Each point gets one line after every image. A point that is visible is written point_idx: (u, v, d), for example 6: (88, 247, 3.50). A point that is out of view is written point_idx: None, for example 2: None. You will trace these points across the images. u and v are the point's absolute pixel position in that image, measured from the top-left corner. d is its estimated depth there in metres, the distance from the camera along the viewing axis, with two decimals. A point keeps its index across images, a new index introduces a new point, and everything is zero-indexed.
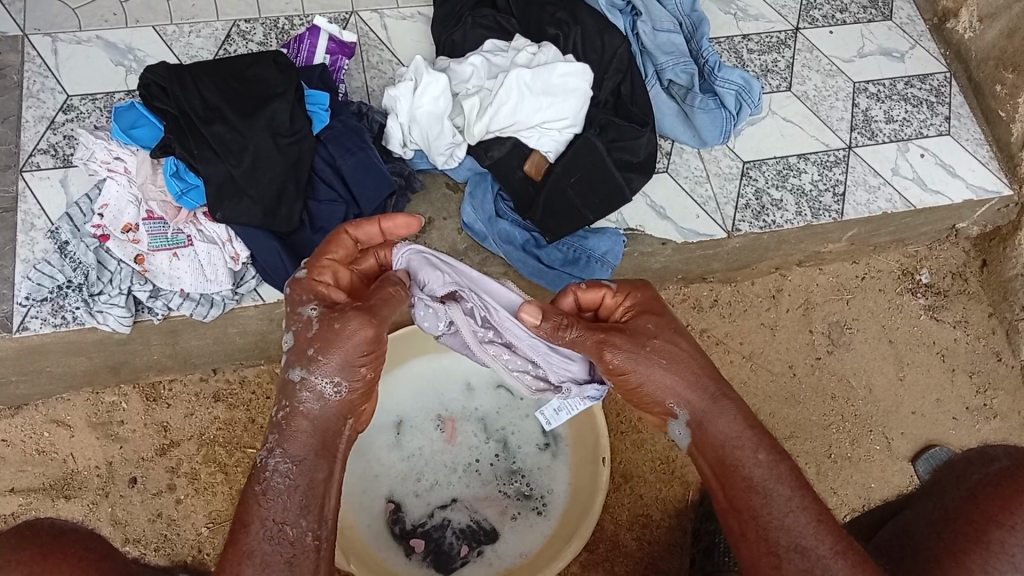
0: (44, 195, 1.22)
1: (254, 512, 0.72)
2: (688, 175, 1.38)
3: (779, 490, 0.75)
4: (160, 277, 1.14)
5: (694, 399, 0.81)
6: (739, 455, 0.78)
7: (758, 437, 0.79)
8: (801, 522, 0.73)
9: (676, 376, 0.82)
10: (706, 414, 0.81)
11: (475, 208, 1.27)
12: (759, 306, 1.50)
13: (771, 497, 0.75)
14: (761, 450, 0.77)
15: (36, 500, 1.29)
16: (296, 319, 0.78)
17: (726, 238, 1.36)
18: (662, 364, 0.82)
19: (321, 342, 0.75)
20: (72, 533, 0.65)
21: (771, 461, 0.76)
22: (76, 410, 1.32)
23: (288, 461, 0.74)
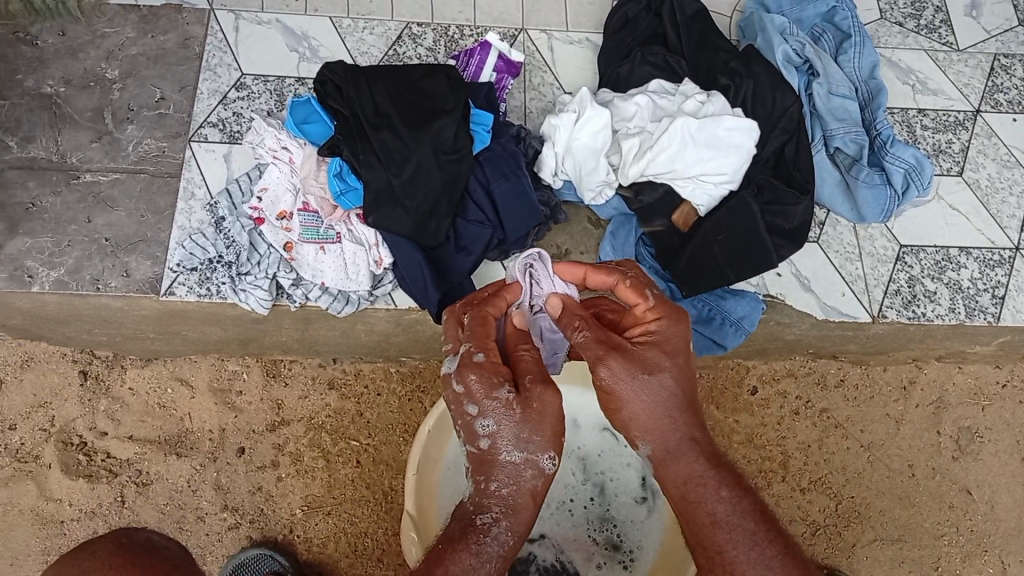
0: (207, 168, 1.27)
1: (461, 565, 0.76)
2: (840, 250, 1.32)
3: (742, 526, 0.77)
4: (304, 267, 1.16)
5: (666, 432, 0.81)
6: (704, 491, 0.79)
7: (721, 475, 0.79)
8: (764, 556, 0.75)
9: (660, 406, 0.80)
10: (673, 446, 0.81)
11: (615, 248, 1.25)
12: (887, 396, 1.47)
13: (735, 535, 0.76)
14: (726, 486, 0.78)
15: (150, 452, 1.35)
16: (492, 407, 0.81)
17: (870, 323, 1.29)
18: (651, 390, 0.80)
19: (533, 426, 0.81)
20: (164, 551, 0.65)
21: (734, 496, 0.78)
22: (201, 372, 1.38)
23: (504, 530, 0.79)
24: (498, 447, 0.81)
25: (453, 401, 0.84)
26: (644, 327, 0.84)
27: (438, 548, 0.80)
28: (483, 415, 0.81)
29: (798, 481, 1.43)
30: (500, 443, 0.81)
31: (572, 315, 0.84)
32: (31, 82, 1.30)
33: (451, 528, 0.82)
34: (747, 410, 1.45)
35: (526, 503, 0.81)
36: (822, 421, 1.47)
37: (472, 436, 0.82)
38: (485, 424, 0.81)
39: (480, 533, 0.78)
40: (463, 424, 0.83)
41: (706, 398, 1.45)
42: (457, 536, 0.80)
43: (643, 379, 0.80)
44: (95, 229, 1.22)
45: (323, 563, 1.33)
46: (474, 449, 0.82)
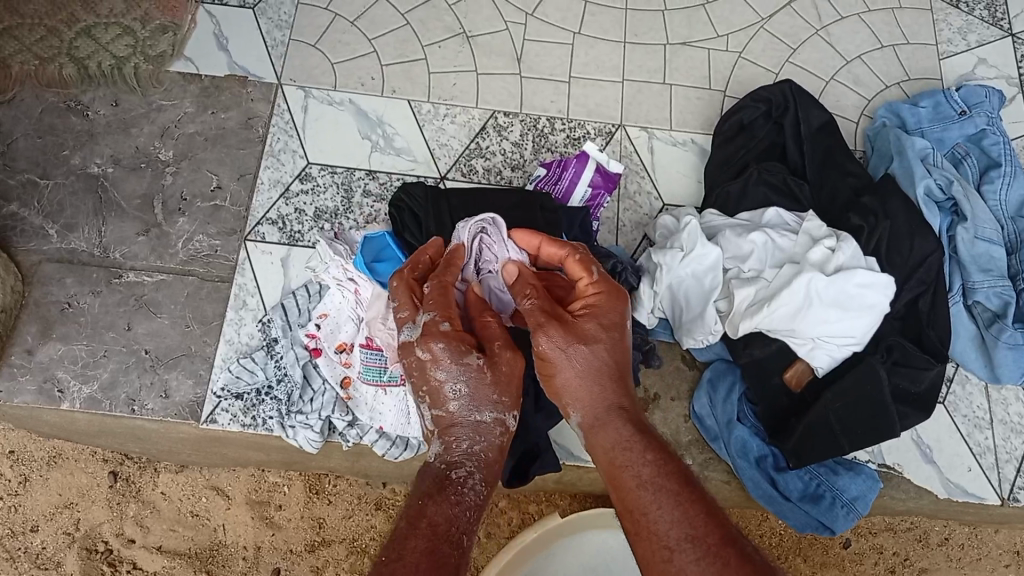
0: (262, 273, 1.16)
1: (437, 512, 0.76)
2: (967, 415, 1.16)
3: (665, 487, 0.74)
4: (361, 408, 1.03)
5: (597, 399, 0.82)
6: (630, 457, 0.78)
7: (647, 441, 0.79)
8: (685, 516, 0.72)
9: (592, 372, 0.82)
10: (603, 413, 0.82)
11: (713, 399, 1.10)
12: (998, 561, 1.33)
13: (659, 496, 0.74)
14: (649, 451, 0.78)
15: (179, 566, 1.24)
16: (461, 365, 0.83)
17: (999, 505, 1.13)
18: (586, 355, 0.82)
19: (503, 388, 0.83)
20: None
21: (657, 460, 0.77)
22: (239, 482, 1.27)
23: (479, 484, 0.81)
24: (467, 409, 0.83)
25: (417, 370, 0.85)
26: (581, 301, 0.87)
27: (409, 503, 0.79)
28: (451, 373, 0.83)
29: None
30: (467, 403, 0.83)
31: (526, 281, 0.88)
32: (77, 159, 1.19)
33: (419, 486, 0.82)
34: (836, 565, 1.31)
35: (497, 456, 0.83)
36: None
37: (439, 401, 0.83)
38: (457, 388, 0.83)
39: (454, 485, 0.79)
40: (430, 389, 0.84)
41: (794, 549, 1.29)
42: (435, 491, 0.79)
43: (579, 345, 0.82)
44: (134, 338, 1.11)
45: None
46: (440, 412, 0.83)
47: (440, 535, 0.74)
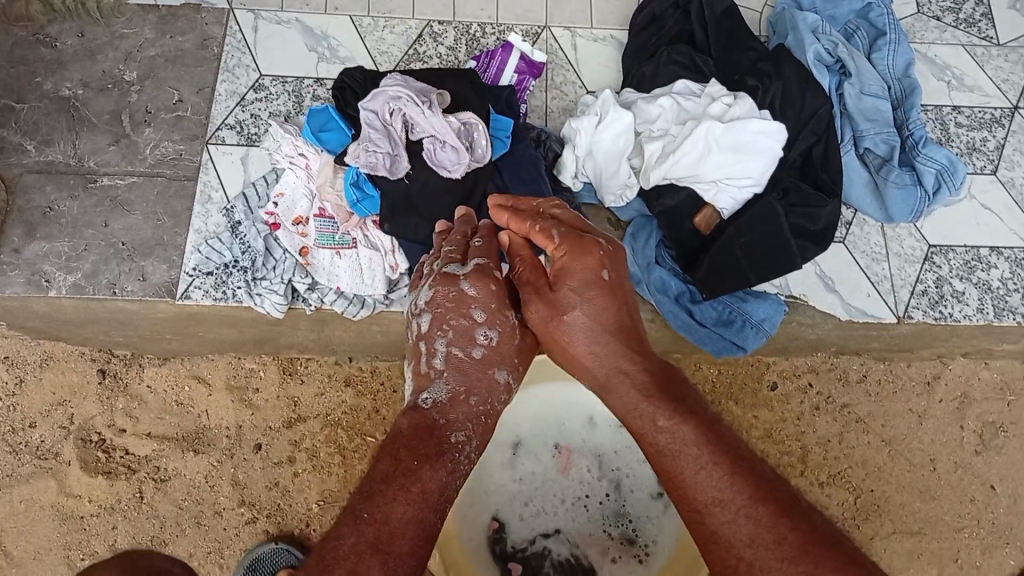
0: (225, 170, 1.25)
1: (431, 475, 0.68)
2: (866, 250, 1.29)
3: (687, 448, 0.66)
4: (320, 272, 1.15)
5: (600, 364, 0.76)
6: (643, 419, 0.71)
7: (660, 400, 0.71)
8: (712, 476, 0.64)
9: (585, 330, 0.77)
10: (612, 376, 0.75)
11: (635, 250, 1.23)
12: (910, 392, 1.45)
13: (679, 456, 0.66)
14: (662, 414, 0.69)
15: (168, 449, 1.36)
16: (496, 321, 0.83)
17: (895, 323, 1.26)
18: (579, 315, 0.78)
19: (521, 357, 0.84)
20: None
21: (673, 422, 0.69)
22: (218, 370, 1.38)
23: (471, 451, 0.75)
24: (486, 362, 0.81)
25: (447, 305, 0.82)
26: (559, 259, 0.80)
27: (388, 450, 0.70)
28: (477, 319, 0.82)
29: (817, 475, 1.41)
30: (482, 357, 0.81)
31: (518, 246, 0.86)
32: (49, 84, 1.29)
33: (399, 435, 0.73)
34: (766, 406, 1.43)
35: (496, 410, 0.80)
36: (843, 416, 1.44)
37: (463, 342, 0.81)
38: (485, 334, 0.82)
39: (451, 446, 0.73)
40: (456, 328, 0.81)
41: (726, 394, 1.43)
42: (425, 452, 0.70)
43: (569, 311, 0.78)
44: (112, 233, 1.22)
45: None
46: (454, 353, 0.81)
47: (422, 506, 0.65)
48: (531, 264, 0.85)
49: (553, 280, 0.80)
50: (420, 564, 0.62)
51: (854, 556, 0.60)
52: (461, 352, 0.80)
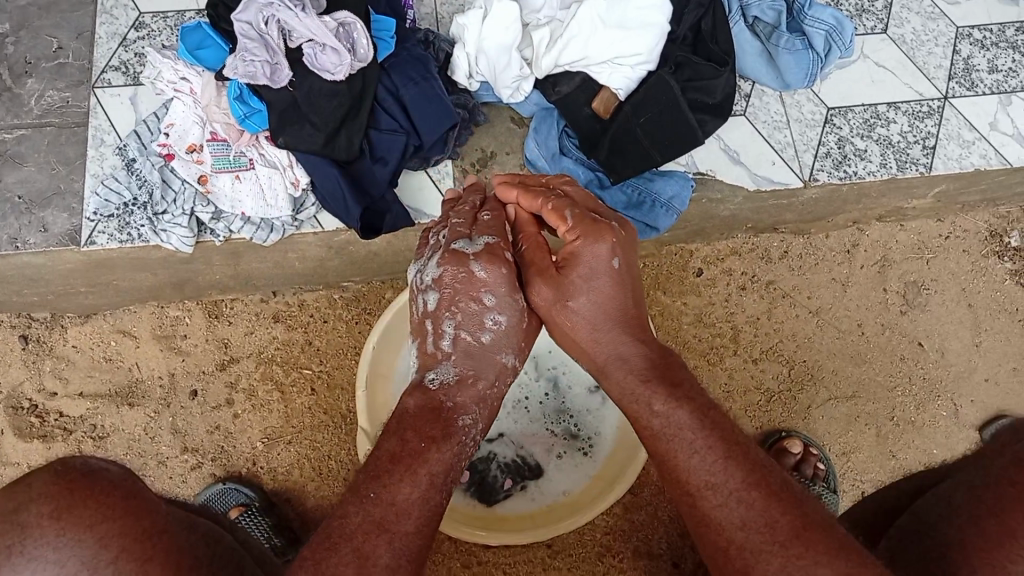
0: (114, 112, 1.22)
1: (438, 456, 0.77)
2: (767, 120, 1.30)
3: (682, 434, 0.74)
4: (222, 199, 1.14)
5: (601, 345, 0.85)
6: (640, 405, 0.79)
7: (656, 387, 0.78)
8: (706, 460, 0.72)
9: (590, 311, 0.85)
10: (610, 359, 0.84)
11: (538, 143, 1.23)
12: (832, 261, 1.48)
13: (676, 442, 0.74)
14: (658, 399, 0.77)
15: (103, 406, 1.34)
16: (505, 304, 0.89)
17: (802, 188, 1.28)
18: (586, 300, 0.85)
19: (524, 333, 0.92)
20: (101, 474, 0.70)
21: (668, 408, 0.76)
22: (142, 321, 1.36)
23: (475, 430, 0.85)
24: (496, 343, 0.89)
25: (457, 286, 0.88)
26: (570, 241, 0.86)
27: (396, 431, 0.79)
28: (482, 299, 0.88)
29: (750, 352, 1.44)
30: (490, 337, 0.88)
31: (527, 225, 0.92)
32: None
33: (407, 417, 0.81)
34: (694, 292, 1.45)
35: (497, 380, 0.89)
36: (770, 293, 1.47)
37: (475, 325, 0.88)
38: (494, 318, 0.89)
39: (458, 426, 0.82)
40: (465, 311, 0.88)
41: (653, 285, 1.45)
42: (434, 434, 0.79)
43: (576, 291, 0.85)
44: (7, 187, 1.19)
45: (292, 490, 1.34)
46: (464, 336, 0.88)
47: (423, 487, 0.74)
48: (537, 246, 0.91)
49: (562, 263, 0.86)
50: (424, 541, 0.72)
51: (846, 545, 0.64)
52: (468, 336, 0.87)
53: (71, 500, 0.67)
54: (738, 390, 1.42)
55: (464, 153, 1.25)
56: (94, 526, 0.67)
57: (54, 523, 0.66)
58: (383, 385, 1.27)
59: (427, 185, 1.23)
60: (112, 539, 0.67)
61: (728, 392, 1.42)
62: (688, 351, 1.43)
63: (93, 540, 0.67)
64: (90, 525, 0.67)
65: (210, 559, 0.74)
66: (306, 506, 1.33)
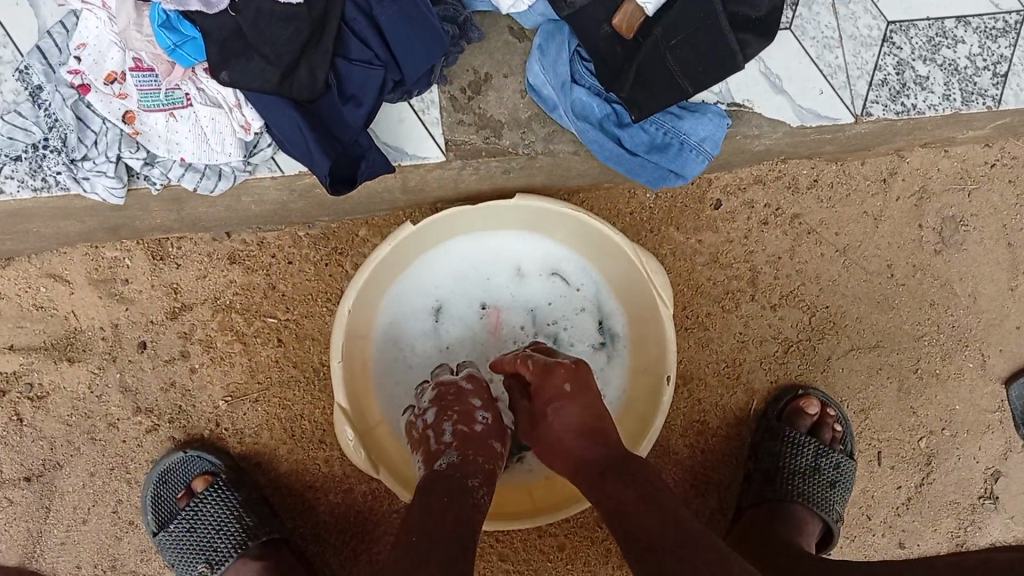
0: (8, 17, 0.94)
1: (457, 500, 0.78)
2: (817, 37, 1.08)
3: (627, 506, 0.74)
4: (154, 141, 0.91)
5: (568, 454, 0.86)
6: (595, 489, 0.79)
7: (604, 474, 0.80)
8: (650, 528, 0.71)
9: (560, 428, 0.88)
10: (575, 465, 0.85)
11: (545, 68, 1.00)
12: (865, 192, 1.30)
13: (622, 514, 0.74)
14: (607, 481, 0.78)
15: (37, 361, 1.17)
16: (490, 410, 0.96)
17: (852, 124, 1.09)
18: (555, 419, 0.89)
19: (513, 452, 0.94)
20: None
21: (616, 487, 0.77)
22: (75, 264, 1.17)
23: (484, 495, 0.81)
24: (489, 436, 0.92)
25: (447, 398, 0.95)
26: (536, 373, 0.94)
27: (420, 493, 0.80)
28: (469, 407, 0.94)
29: (769, 297, 1.29)
30: (482, 431, 0.91)
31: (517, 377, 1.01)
32: None
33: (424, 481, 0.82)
34: (710, 228, 1.28)
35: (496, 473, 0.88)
36: (795, 228, 1.30)
37: (468, 421, 0.92)
38: (483, 417, 0.94)
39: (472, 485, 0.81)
40: (459, 412, 0.93)
41: (666, 220, 1.27)
42: (448, 488, 0.80)
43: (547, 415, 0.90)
44: None
45: (260, 453, 1.21)
46: (461, 426, 0.91)
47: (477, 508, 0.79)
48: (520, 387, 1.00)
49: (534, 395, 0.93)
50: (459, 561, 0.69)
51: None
52: (464, 426, 0.90)
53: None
54: (754, 339, 1.28)
55: (453, 75, 1.02)
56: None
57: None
58: (363, 346, 1.12)
59: (408, 117, 1.01)
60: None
61: (743, 341, 1.28)
62: (701, 296, 1.28)
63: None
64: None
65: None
66: (278, 472, 1.21)
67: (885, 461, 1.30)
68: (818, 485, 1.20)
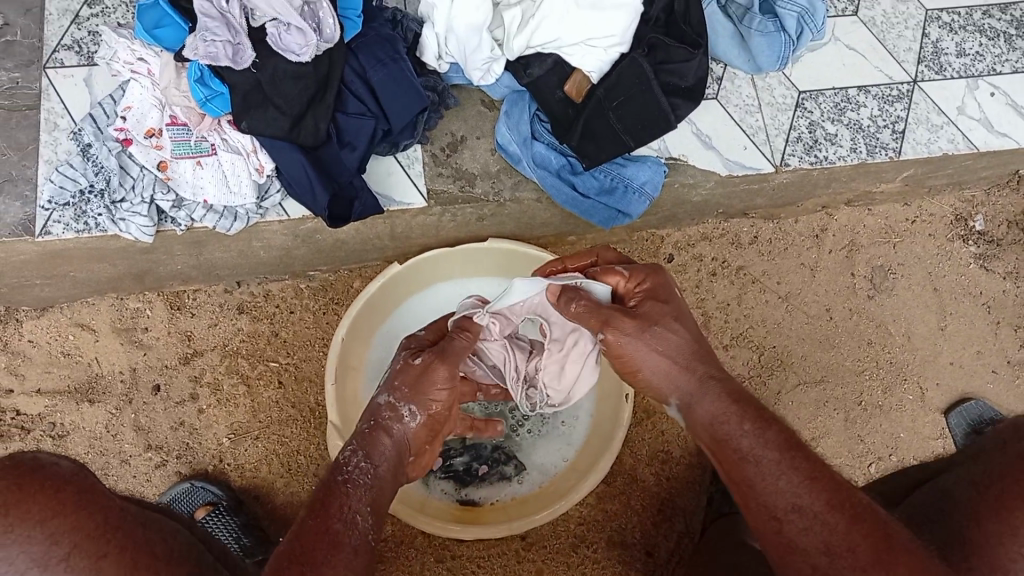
0: (67, 94, 1.12)
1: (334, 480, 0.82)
2: (739, 104, 1.29)
3: (766, 454, 0.74)
4: (183, 186, 1.10)
5: (684, 385, 0.87)
6: (728, 429, 0.79)
7: (742, 410, 0.80)
8: (792, 482, 0.71)
9: (660, 355, 0.89)
10: (690, 398, 0.85)
11: (510, 127, 1.20)
12: (801, 246, 1.47)
13: (760, 463, 0.73)
14: (747, 421, 0.78)
15: (62, 402, 1.30)
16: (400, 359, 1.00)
17: (774, 173, 1.28)
18: (656, 348, 0.89)
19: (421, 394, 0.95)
20: (51, 468, 0.69)
21: (757, 429, 0.77)
22: (102, 314, 1.32)
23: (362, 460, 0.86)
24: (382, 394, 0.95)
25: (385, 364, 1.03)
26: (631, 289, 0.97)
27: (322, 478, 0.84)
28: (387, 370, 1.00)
29: (721, 339, 1.44)
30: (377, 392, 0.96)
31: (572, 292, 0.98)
32: None
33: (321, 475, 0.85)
34: None
35: (403, 453, 0.93)
36: (740, 278, 1.46)
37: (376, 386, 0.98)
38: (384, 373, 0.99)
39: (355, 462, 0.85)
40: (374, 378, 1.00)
41: None
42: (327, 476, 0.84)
43: (645, 337, 0.90)
44: None
45: (259, 486, 1.31)
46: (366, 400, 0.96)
47: (369, 498, 0.82)
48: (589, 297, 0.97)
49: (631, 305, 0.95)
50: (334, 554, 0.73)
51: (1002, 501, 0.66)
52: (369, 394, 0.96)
53: (17, 496, 0.65)
54: None
55: (435, 137, 1.20)
56: (44, 522, 0.66)
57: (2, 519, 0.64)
58: (355, 378, 1.25)
59: (395, 170, 1.19)
60: (65, 535, 0.66)
61: None
62: None
63: (44, 536, 0.65)
64: (40, 521, 0.66)
65: (169, 551, 0.73)
66: (274, 504, 1.31)
67: None
68: None
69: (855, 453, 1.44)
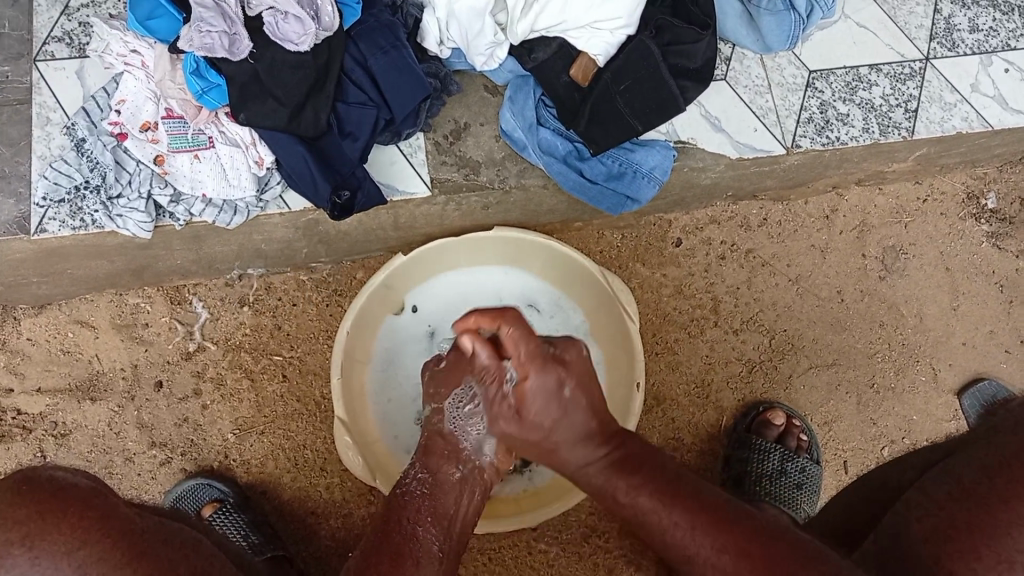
0: (59, 87, 1.09)
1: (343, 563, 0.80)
2: (749, 85, 1.26)
3: (650, 516, 0.80)
4: (181, 180, 1.07)
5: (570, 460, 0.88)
6: (614, 495, 0.84)
7: (612, 477, 0.84)
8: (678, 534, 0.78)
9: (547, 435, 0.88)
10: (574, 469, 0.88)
11: (515, 113, 1.16)
12: (811, 227, 1.44)
13: (649, 526, 0.80)
14: (619, 490, 0.83)
15: (62, 401, 1.28)
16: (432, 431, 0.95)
17: (784, 155, 1.25)
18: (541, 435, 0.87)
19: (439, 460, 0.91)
20: (71, 491, 0.67)
21: (629, 495, 0.82)
22: (100, 310, 1.29)
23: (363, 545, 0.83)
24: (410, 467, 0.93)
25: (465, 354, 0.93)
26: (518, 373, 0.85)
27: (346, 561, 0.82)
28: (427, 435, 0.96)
29: (730, 324, 1.41)
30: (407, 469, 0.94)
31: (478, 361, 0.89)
32: None
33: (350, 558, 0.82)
34: (673, 263, 1.41)
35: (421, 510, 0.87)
36: (749, 261, 1.43)
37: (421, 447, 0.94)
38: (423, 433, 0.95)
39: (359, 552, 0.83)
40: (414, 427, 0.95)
41: (632, 257, 1.40)
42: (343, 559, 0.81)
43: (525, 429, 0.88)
44: None
45: (265, 482, 1.30)
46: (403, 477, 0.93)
47: (438, 525, 0.87)
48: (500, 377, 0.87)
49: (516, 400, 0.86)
50: None
51: (1011, 492, 0.66)
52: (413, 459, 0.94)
53: (41, 526, 0.64)
54: (720, 363, 1.40)
55: (437, 124, 1.17)
56: (72, 552, 0.65)
57: (27, 552, 0.63)
58: (361, 372, 1.23)
59: (399, 160, 1.15)
60: (94, 564, 0.65)
61: (710, 364, 1.40)
62: (668, 324, 1.40)
63: (71, 567, 0.64)
64: (67, 552, 0.64)
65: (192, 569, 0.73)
66: (281, 499, 1.30)
67: (852, 470, 1.42)
68: (784, 486, 1.33)
69: (867, 438, 1.43)
